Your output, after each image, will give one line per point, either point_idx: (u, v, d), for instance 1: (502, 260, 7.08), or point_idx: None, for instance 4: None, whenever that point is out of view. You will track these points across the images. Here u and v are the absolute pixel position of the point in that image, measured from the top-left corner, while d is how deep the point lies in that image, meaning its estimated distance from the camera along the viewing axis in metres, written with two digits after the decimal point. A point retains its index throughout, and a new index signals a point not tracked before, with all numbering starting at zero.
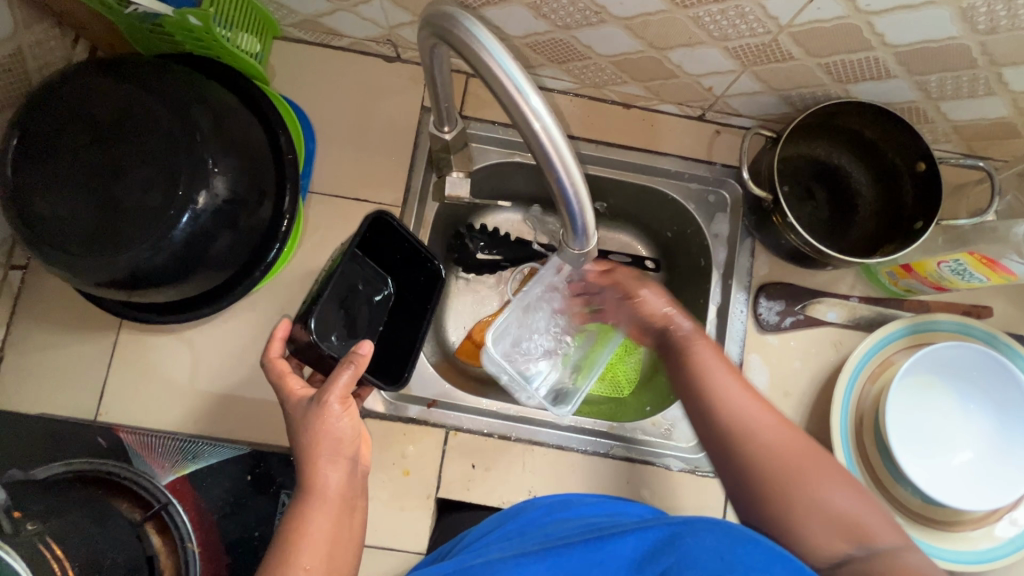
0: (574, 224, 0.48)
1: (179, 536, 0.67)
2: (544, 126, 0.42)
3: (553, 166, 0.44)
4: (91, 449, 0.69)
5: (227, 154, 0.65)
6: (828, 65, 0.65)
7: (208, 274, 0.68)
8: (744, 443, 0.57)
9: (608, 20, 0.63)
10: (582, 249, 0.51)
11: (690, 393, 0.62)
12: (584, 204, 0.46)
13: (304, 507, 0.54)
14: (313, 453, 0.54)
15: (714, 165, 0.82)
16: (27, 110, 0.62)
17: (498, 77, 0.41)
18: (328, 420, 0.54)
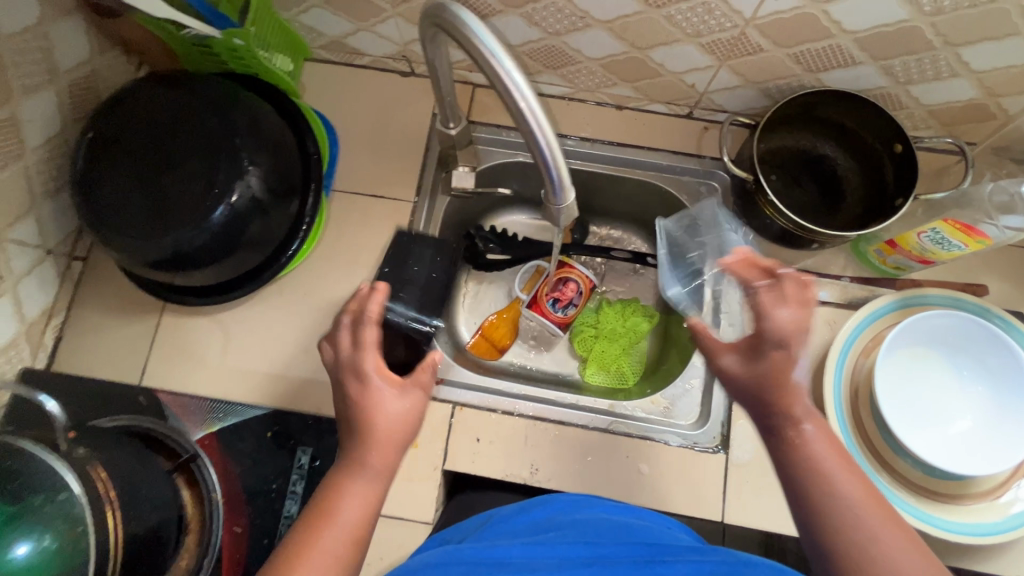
0: (552, 181, 0.53)
1: (205, 489, 0.73)
2: (525, 97, 0.47)
3: (534, 134, 0.50)
4: (133, 406, 0.77)
5: (260, 152, 0.74)
6: (797, 55, 0.71)
7: (241, 256, 0.77)
8: (843, 537, 0.50)
9: (592, 24, 0.72)
10: (561, 205, 0.56)
11: (792, 476, 0.53)
12: (558, 159, 0.51)
13: (347, 472, 0.55)
14: (378, 422, 0.56)
15: (703, 158, 0.88)
16: (101, 114, 0.74)
17: (481, 51, 0.47)
18: (405, 399, 0.57)
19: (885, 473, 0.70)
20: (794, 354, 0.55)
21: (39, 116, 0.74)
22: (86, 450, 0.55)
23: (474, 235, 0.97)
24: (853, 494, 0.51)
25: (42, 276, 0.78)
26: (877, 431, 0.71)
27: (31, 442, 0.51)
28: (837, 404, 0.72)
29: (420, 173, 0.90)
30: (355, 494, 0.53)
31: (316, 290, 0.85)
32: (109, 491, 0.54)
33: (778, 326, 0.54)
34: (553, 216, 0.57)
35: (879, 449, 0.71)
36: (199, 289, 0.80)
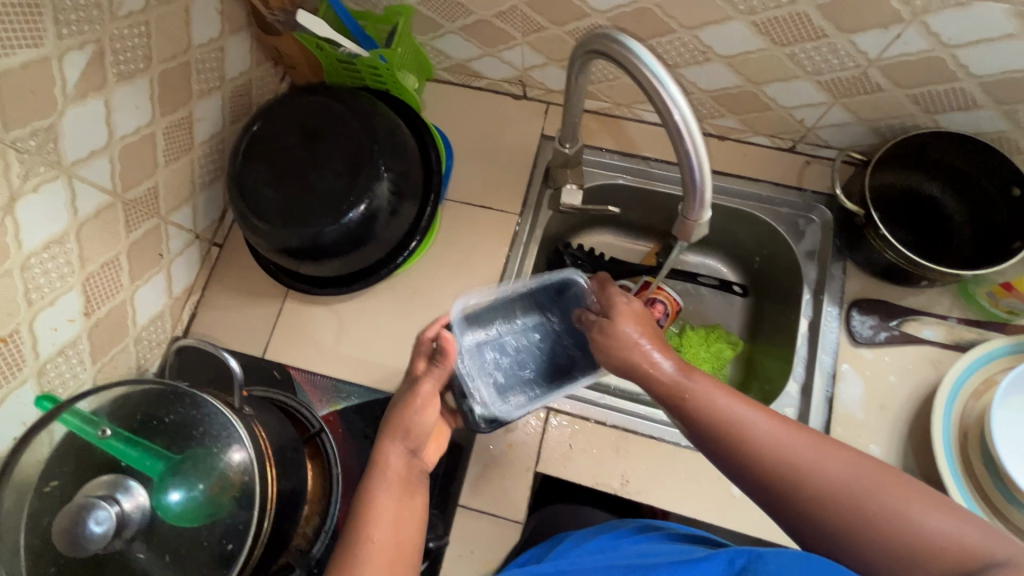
0: (693, 195, 0.56)
1: (328, 462, 0.74)
2: (680, 113, 0.52)
3: (684, 148, 0.54)
4: (267, 378, 0.85)
5: (393, 158, 0.81)
6: (916, 96, 0.73)
7: (365, 252, 0.83)
8: (767, 474, 0.52)
9: (712, 59, 0.76)
10: (696, 220, 0.58)
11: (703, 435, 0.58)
12: (704, 172, 0.55)
13: (372, 485, 0.60)
14: (386, 438, 0.64)
15: (804, 192, 0.90)
16: (259, 116, 0.83)
17: (644, 73, 0.53)
18: (410, 407, 0.65)
19: (995, 519, 0.69)
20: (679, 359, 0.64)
21: (206, 117, 0.84)
22: (249, 410, 0.64)
23: (563, 250, 1.01)
24: (766, 429, 0.54)
25: (189, 258, 0.88)
26: (987, 475, 0.70)
27: (212, 397, 0.59)
28: (945, 444, 0.71)
29: (525, 188, 0.95)
30: (381, 504, 0.58)
31: (424, 290, 0.91)
32: (263, 447, 0.59)
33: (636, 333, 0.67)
34: (686, 232, 0.60)
35: (990, 494, 0.70)
36: (321, 280, 0.88)
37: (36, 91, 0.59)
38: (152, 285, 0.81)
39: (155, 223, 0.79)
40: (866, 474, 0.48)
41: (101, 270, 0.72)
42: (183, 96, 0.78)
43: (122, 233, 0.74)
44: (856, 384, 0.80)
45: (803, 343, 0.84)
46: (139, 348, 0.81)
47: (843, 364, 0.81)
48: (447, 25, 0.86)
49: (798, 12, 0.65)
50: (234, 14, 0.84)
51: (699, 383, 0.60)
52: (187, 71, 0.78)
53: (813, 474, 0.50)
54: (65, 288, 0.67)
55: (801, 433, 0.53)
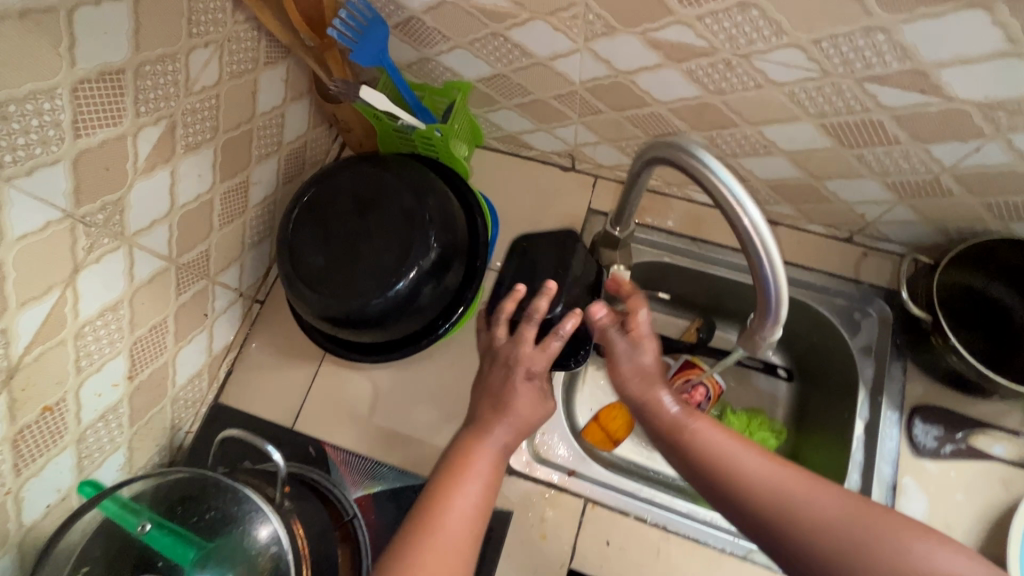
0: (767, 306, 0.53)
1: (358, 549, 0.73)
2: (754, 222, 0.50)
3: (760, 269, 0.52)
4: (302, 455, 0.84)
5: (443, 230, 0.81)
6: (990, 204, 0.70)
7: (408, 323, 0.82)
8: (754, 505, 0.52)
9: (774, 152, 0.75)
10: (770, 331, 0.55)
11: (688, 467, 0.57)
12: (780, 285, 0.52)
13: (464, 458, 0.60)
14: (496, 416, 0.63)
15: (861, 284, 0.87)
16: (311, 184, 0.84)
17: (716, 183, 0.52)
18: (530, 403, 0.64)
19: None
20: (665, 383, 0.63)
21: (262, 180, 0.85)
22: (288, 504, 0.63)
23: None
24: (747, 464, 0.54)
25: (231, 316, 0.88)
26: None
27: (254, 492, 0.57)
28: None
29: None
30: (477, 466, 0.59)
31: (462, 362, 0.89)
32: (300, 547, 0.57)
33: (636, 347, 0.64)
34: (756, 339, 0.57)
35: None
36: (359, 346, 0.86)
37: (110, 167, 0.60)
38: (194, 345, 0.81)
39: (203, 283, 0.79)
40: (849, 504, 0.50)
41: (149, 333, 0.72)
42: (243, 161, 0.80)
43: (172, 296, 0.74)
44: (919, 500, 0.75)
45: (860, 450, 0.79)
46: (175, 408, 0.80)
47: (905, 477, 0.76)
48: (503, 101, 0.87)
49: (871, 120, 0.63)
50: (297, 82, 0.86)
51: (685, 417, 0.60)
52: (249, 136, 0.79)
53: (801, 506, 0.50)
54: (113, 354, 0.67)
55: (781, 465, 0.54)
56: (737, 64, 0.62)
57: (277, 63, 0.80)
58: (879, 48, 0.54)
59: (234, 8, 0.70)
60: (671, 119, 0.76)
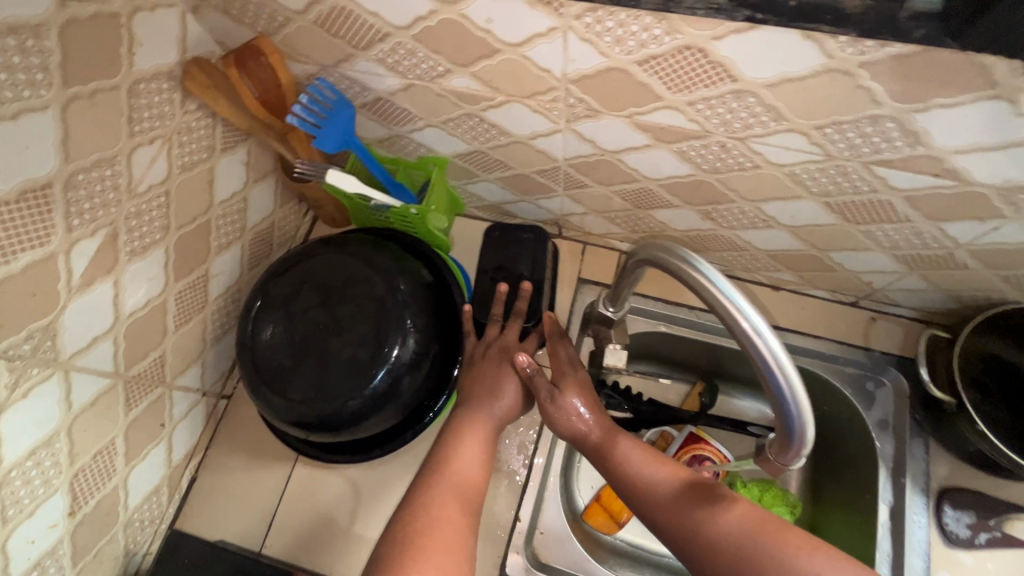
0: (785, 408, 0.46)
1: None
2: (753, 326, 0.45)
3: (781, 396, 0.46)
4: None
5: (421, 316, 0.75)
6: (1008, 277, 0.66)
7: (388, 417, 0.75)
8: (670, 520, 0.60)
9: (774, 226, 0.70)
10: (797, 435, 0.47)
11: (619, 483, 0.65)
12: (795, 386, 0.45)
13: (452, 440, 0.68)
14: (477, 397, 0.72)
15: (872, 352, 0.81)
16: (273, 276, 0.77)
17: (706, 286, 0.47)
18: (504, 383, 0.73)
19: None
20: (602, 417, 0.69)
21: (224, 271, 0.78)
22: None
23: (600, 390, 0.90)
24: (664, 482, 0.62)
25: (193, 419, 0.80)
26: None
27: None
28: None
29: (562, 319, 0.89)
30: (469, 446, 0.67)
31: None
32: None
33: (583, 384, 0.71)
34: (784, 445, 0.49)
35: None
36: (339, 446, 0.79)
37: (37, 292, 0.53)
38: (149, 460, 0.73)
39: (159, 392, 0.72)
40: (753, 520, 0.56)
41: (93, 460, 0.64)
42: (201, 255, 0.73)
43: (121, 414, 0.66)
44: None
45: (889, 543, 0.72)
46: (129, 533, 0.72)
47: (939, 572, 0.70)
48: (483, 174, 0.81)
49: (879, 199, 0.58)
50: (261, 162, 0.80)
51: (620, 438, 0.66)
52: (207, 228, 0.73)
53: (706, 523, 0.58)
54: (49, 493, 0.59)
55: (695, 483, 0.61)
56: (732, 146, 0.57)
57: (237, 146, 0.74)
58: (889, 134, 0.50)
59: (182, 98, 0.64)
60: (661, 193, 0.71)
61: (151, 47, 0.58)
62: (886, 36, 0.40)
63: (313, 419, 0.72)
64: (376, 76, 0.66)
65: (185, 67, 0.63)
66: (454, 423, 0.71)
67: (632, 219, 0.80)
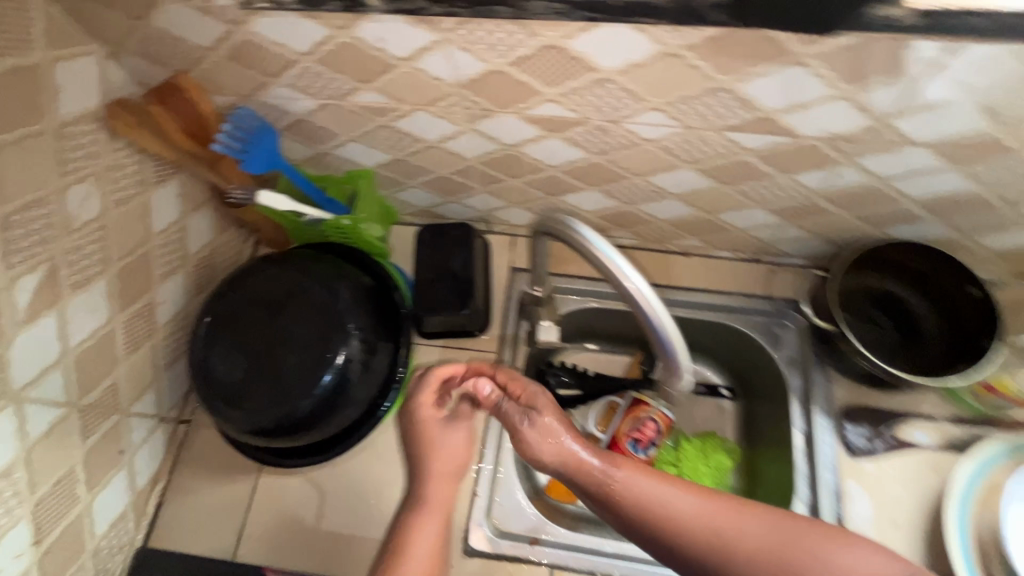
0: (662, 340, 0.59)
1: None
2: (634, 284, 0.55)
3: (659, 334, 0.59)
4: None
5: (362, 317, 0.81)
6: (862, 216, 0.76)
7: (341, 416, 0.80)
8: (696, 547, 0.54)
9: (666, 196, 0.79)
10: (674, 359, 0.61)
11: (628, 517, 0.57)
12: (668, 325, 0.57)
13: (413, 512, 0.63)
14: (421, 468, 0.65)
15: (774, 299, 0.91)
16: (218, 297, 0.82)
17: (596, 254, 0.56)
18: (449, 444, 0.66)
19: None
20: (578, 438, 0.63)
21: (169, 299, 0.82)
22: None
23: (546, 371, 0.98)
24: (674, 501, 0.57)
25: (153, 445, 0.83)
26: None
27: None
28: (960, 552, 0.68)
29: (501, 307, 0.96)
30: (426, 528, 0.61)
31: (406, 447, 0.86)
32: None
33: (554, 411, 0.64)
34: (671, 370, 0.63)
35: None
36: (300, 449, 0.83)
37: None
38: (112, 487, 0.75)
39: (114, 419, 0.75)
40: (778, 527, 0.55)
41: (54, 488, 0.66)
42: (144, 285, 0.77)
43: (78, 442, 0.69)
44: (864, 502, 0.77)
45: (802, 461, 0.81)
46: (97, 561, 0.74)
47: (848, 481, 0.78)
48: (407, 181, 0.88)
49: (740, 160, 0.68)
50: (194, 193, 0.84)
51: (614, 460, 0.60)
52: (148, 258, 0.77)
53: (733, 537, 0.54)
54: (12, 521, 0.61)
55: (705, 494, 0.57)
56: (609, 128, 0.66)
57: (169, 179, 0.79)
58: (726, 102, 0.59)
59: (109, 138, 0.69)
60: (565, 179, 0.79)
61: (73, 92, 0.63)
62: (693, 22, 0.50)
63: (268, 425, 0.76)
64: (293, 100, 0.72)
65: (109, 108, 0.68)
66: (409, 499, 0.65)
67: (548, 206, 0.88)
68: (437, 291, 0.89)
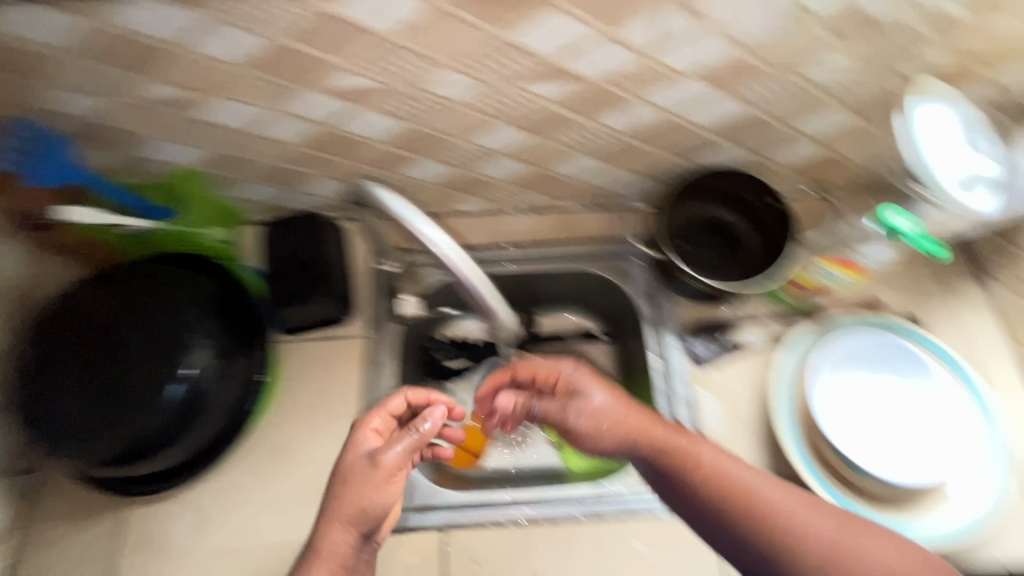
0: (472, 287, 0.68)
1: None
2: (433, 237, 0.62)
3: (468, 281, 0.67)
4: None
5: (209, 322, 0.77)
6: (671, 149, 0.84)
7: (202, 428, 0.77)
8: (761, 533, 0.58)
9: (496, 155, 0.82)
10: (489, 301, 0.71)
11: (705, 494, 0.61)
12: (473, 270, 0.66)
13: (311, 553, 0.66)
14: (332, 518, 0.67)
15: (622, 240, 0.98)
16: (38, 330, 0.75)
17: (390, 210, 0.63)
18: (368, 487, 0.69)
19: (855, 496, 0.74)
20: (645, 425, 0.67)
21: None
22: None
23: (432, 349, 1.03)
24: (772, 491, 0.60)
25: None
26: (835, 456, 0.76)
27: None
28: (789, 432, 0.77)
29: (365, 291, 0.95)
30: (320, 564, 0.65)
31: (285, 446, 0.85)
32: None
33: (601, 402, 0.70)
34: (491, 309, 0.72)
35: (841, 472, 0.76)
36: (170, 469, 0.80)
37: None
38: None
39: None
40: (830, 522, 0.58)
41: None
42: None
43: None
44: (714, 406, 0.85)
45: (659, 381, 0.89)
46: None
47: (699, 390, 0.86)
48: (239, 177, 0.85)
49: (546, 110, 0.73)
50: None
51: (702, 447, 0.63)
52: None
53: (808, 526, 0.57)
54: None
55: (786, 488, 0.60)
56: (414, 93, 0.69)
57: None
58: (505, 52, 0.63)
59: None
60: (394, 151, 0.80)
61: None
62: None
63: (116, 452, 0.71)
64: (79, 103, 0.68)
65: None
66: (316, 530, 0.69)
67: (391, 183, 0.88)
68: (287, 285, 0.87)
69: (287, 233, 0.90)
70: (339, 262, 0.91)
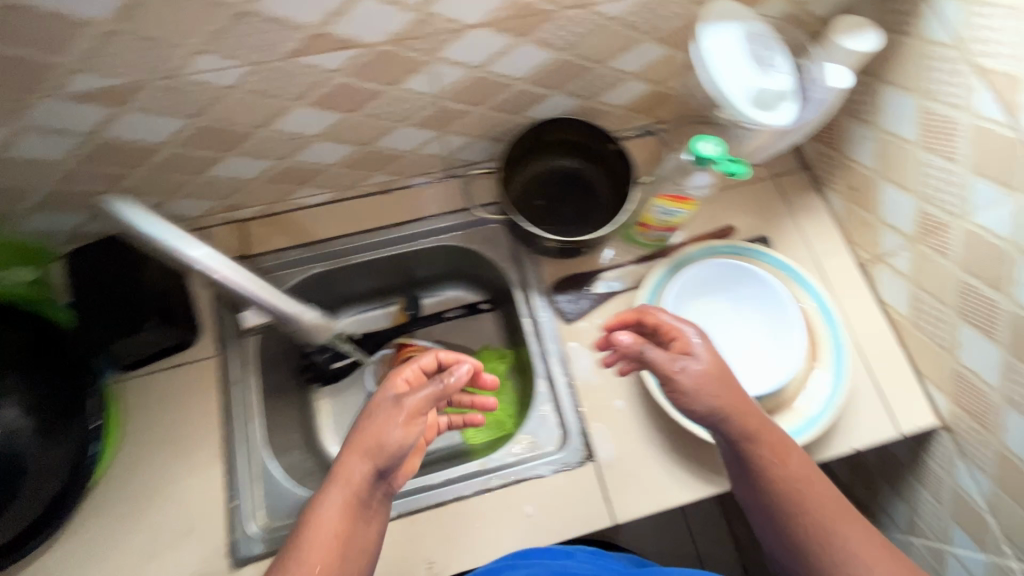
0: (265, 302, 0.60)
1: None
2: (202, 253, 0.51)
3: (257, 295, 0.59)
4: None
5: (15, 377, 0.71)
6: (497, 106, 0.81)
7: (30, 492, 0.70)
8: (801, 521, 0.64)
9: (312, 140, 0.77)
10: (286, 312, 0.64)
11: (769, 473, 0.65)
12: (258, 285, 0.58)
13: (328, 486, 0.62)
14: (353, 451, 0.63)
15: (480, 208, 0.93)
16: None
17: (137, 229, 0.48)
18: (388, 421, 0.63)
19: None
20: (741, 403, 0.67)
21: None
22: None
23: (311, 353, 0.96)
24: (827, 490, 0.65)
25: None
26: None
27: None
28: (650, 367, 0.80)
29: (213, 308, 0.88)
30: (333, 498, 0.61)
31: (142, 492, 0.77)
32: None
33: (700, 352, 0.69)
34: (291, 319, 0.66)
35: None
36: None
37: None
38: None
39: None
40: (859, 528, 0.63)
41: None
42: None
43: None
44: (585, 357, 0.86)
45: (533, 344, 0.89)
46: None
47: (570, 344, 0.87)
48: (20, 208, 0.75)
49: (339, 84, 0.68)
50: None
51: (773, 435, 0.67)
52: None
53: (839, 530, 0.63)
54: None
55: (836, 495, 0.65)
56: (174, 85, 0.63)
57: None
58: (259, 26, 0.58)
59: None
60: (194, 153, 0.74)
61: None
62: None
63: None
64: None
65: None
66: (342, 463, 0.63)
67: (207, 187, 0.80)
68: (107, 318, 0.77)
69: (96, 261, 0.80)
70: (166, 284, 0.81)
